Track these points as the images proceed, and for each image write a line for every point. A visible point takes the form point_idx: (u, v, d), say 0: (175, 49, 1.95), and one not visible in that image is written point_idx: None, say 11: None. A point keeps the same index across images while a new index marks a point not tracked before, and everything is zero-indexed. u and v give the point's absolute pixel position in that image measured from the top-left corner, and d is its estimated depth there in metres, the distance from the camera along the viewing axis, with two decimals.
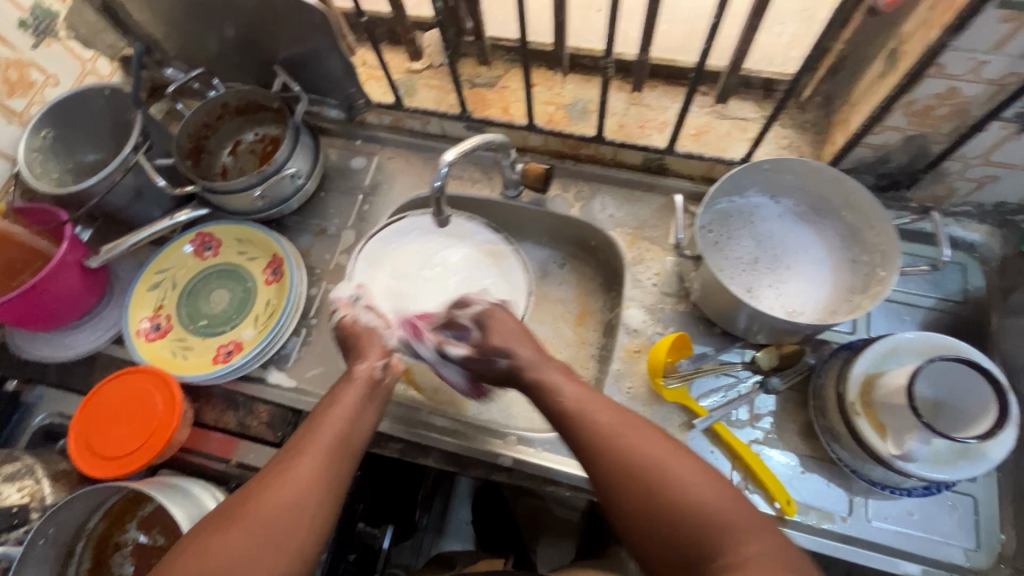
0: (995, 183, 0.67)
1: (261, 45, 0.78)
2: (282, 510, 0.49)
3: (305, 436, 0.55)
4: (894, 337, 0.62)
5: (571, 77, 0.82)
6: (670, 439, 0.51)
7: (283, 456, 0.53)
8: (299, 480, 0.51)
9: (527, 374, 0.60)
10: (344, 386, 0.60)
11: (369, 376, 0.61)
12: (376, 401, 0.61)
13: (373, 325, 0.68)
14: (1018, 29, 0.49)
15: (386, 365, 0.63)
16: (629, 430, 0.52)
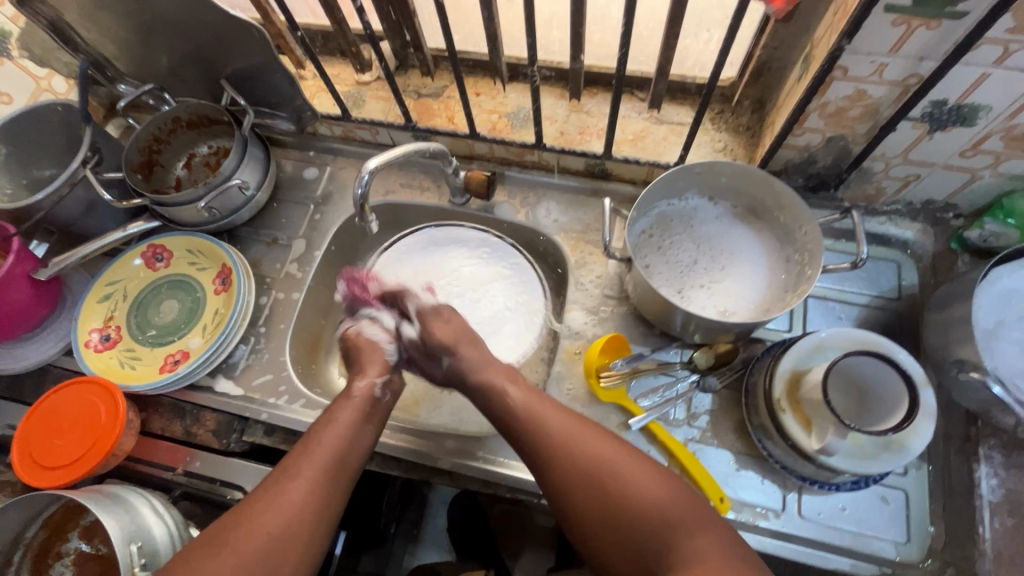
0: (918, 181, 0.69)
1: (209, 61, 0.80)
2: (284, 511, 0.51)
3: (304, 444, 0.57)
4: (817, 334, 0.64)
5: (513, 85, 0.84)
6: (610, 447, 0.54)
7: (284, 464, 0.55)
8: (307, 497, 0.53)
9: (468, 376, 0.64)
10: (342, 402, 0.61)
11: (369, 393, 0.63)
12: (374, 419, 0.62)
13: (377, 341, 0.69)
14: (909, 32, 0.50)
15: (385, 382, 0.65)
16: (566, 445, 0.55)
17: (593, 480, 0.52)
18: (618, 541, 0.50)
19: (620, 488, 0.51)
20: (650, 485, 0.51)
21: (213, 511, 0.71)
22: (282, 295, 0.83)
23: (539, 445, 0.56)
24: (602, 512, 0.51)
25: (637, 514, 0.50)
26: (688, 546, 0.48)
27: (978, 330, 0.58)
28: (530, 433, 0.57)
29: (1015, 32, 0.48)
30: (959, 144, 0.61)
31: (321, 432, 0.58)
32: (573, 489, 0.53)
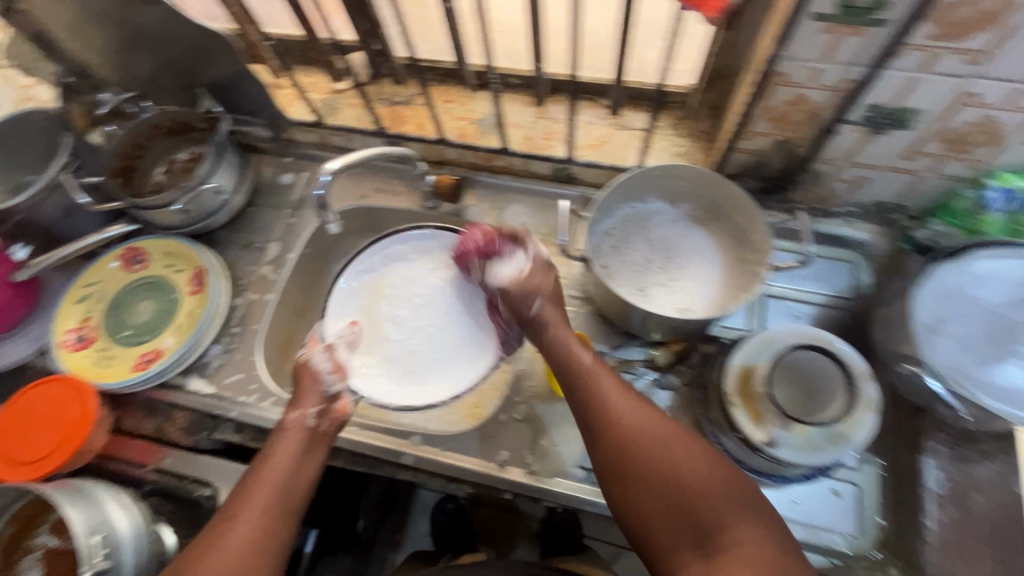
0: (868, 184, 0.71)
1: (186, 70, 0.83)
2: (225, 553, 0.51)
3: (251, 479, 0.57)
4: (767, 330, 0.65)
5: (482, 92, 0.86)
6: (658, 425, 0.55)
7: (231, 500, 0.56)
8: (244, 536, 0.53)
9: (539, 321, 0.65)
10: (281, 435, 0.61)
11: (302, 425, 0.61)
12: (319, 447, 0.62)
13: (319, 371, 0.67)
14: (838, 39, 0.53)
15: (321, 413, 0.63)
16: (617, 428, 0.56)
17: (644, 455, 0.54)
18: (666, 514, 0.52)
19: (665, 466, 0.53)
20: (695, 463, 0.53)
21: (180, 509, 0.71)
22: (255, 296, 0.85)
23: (596, 415, 0.57)
24: (650, 485, 0.53)
25: (683, 490, 0.52)
26: (731, 527, 0.50)
27: (916, 326, 0.60)
28: (588, 401, 0.58)
29: (935, 39, 0.51)
30: (899, 146, 0.64)
31: (272, 460, 0.58)
32: (625, 462, 0.54)
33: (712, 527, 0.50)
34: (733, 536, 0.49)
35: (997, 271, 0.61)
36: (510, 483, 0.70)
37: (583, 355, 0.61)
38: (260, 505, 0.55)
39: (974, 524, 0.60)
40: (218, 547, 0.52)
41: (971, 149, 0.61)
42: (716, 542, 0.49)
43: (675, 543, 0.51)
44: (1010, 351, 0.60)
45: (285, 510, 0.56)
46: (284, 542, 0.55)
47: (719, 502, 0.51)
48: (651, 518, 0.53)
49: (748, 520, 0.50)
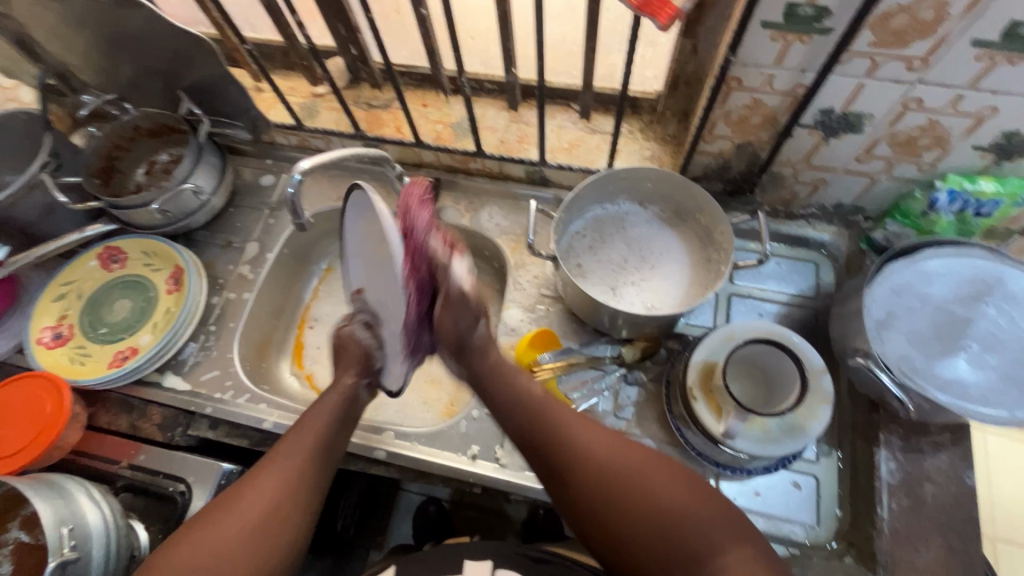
0: (826, 186, 0.74)
1: (167, 74, 0.85)
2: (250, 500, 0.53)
3: (281, 442, 0.59)
4: (729, 325, 0.68)
5: (457, 97, 0.89)
6: (626, 451, 0.52)
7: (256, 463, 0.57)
8: (264, 496, 0.53)
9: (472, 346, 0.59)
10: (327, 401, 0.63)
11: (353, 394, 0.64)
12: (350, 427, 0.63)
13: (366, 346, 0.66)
14: (787, 46, 0.56)
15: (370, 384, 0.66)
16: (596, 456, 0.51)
17: (616, 486, 0.49)
18: (651, 549, 0.47)
19: (642, 496, 0.48)
20: (672, 486, 0.49)
21: (153, 503, 0.72)
22: (233, 295, 0.86)
23: (558, 451, 0.53)
24: (627, 519, 0.48)
25: (663, 519, 0.47)
26: (717, 549, 0.45)
27: (869, 320, 0.63)
28: (546, 436, 0.54)
29: (877, 46, 0.54)
30: (853, 149, 0.66)
31: (304, 424, 0.60)
32: (599, 498, 0.49)
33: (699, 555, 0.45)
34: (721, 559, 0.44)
35: (948, 269, 0.64)
36: (479, 477, 0.71)
37: (535, 386, 0.59)
38: (289, 463, 0.56)
39: (925, 513, 0.62)
40: (241, 497, 0.53)
41: (920, 152, 0.64)
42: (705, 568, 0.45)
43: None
44: (959, 346, 0.61)
45: (310, 473, 0.56)
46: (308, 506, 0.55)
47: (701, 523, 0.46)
48: (635, 555, 0.47)
49: (735, 538, 0.46)
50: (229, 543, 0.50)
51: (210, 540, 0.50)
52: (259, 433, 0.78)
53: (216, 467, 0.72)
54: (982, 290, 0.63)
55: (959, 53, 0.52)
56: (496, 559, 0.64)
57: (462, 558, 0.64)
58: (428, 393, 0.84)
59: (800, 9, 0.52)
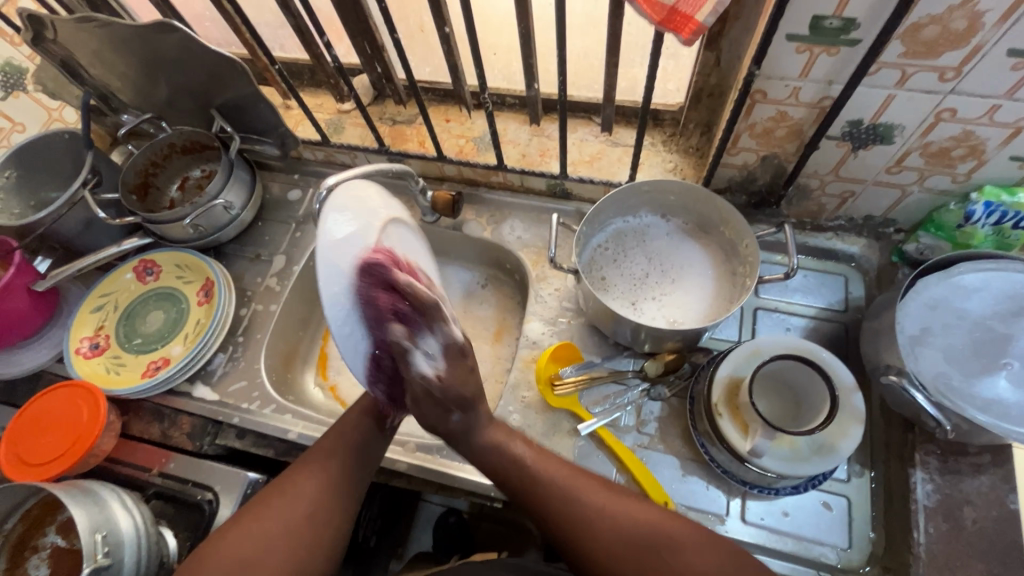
0: (855, 198, 0.72)
1: (201, 94, 0.88)
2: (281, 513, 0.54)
3: (308, 455, 0.60)
4: (754, 341, 0.67)
5: (479, 111, 0.90)
6: (638, 512, 0.52)
7: (284, 474, 0.58)
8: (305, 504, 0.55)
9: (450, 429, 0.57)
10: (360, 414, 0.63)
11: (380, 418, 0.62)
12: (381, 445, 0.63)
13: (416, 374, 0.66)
14: (813, 58, 0.55)
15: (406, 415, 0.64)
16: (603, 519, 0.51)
17: (629, 545, 0.50)
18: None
19: (655, 558, 0.48)
20: (688, 544, 0.49)
21: (182, 510, 0.73)
22: (260, 307, 0.88)
23: (568, 519, 0.52)
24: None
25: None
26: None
27: (901, 337, 0.61)
28: (550, 504, 0.53)
29: (907, 57, 0.52)
30: (884, 161, 0.65)
31: (329, 440, 0.60)
32: (612, 559, 0.50)
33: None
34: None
35: (984, 283, 0.62)
36: (500, 492, 0.71)
37: (520, 450, 0.57)
38: (318, 478, 0.57)
39: (965, 538, 0.60)
40: (273, 508, 0.54)
41: (954, 163, 0.62)
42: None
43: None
44: (998, 364, 0.59)
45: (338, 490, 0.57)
46: (339, 520, 0.56)
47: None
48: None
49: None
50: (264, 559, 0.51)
51: (243, 553, 0.51)
52: (284, 443, 0.79)
53: (243, 476, 0.73)
54: (1020, 305, 0.60)
55: (994, 62, 0.50)
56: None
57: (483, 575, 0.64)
58: None
59: (826, 21, 0.52)
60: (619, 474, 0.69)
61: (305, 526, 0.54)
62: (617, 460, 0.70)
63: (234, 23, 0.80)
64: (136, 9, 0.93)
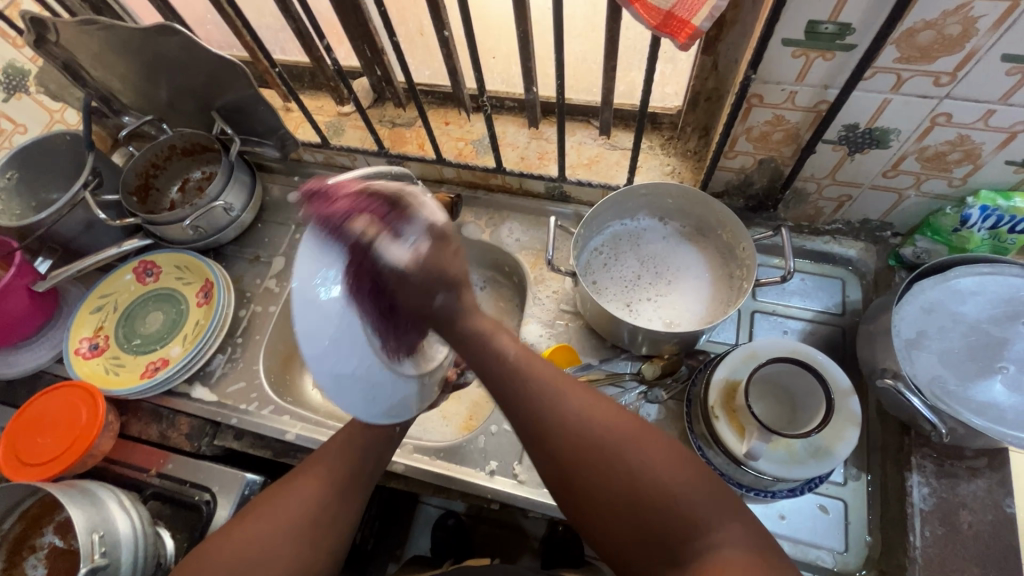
0: (852, 202, 0.72)
1: (201, 96, 0.88)
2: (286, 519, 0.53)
3: (313, 459, 0.58)
4: (750, 344, 0.67)
5: (478, 115, 0.90)
6: (611, 417, 0.46)
7: (287, 478, 0.57)
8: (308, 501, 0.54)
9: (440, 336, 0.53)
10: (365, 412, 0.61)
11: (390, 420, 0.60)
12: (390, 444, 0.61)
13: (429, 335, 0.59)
14: (810, 62, 0.56)
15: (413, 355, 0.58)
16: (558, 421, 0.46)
17: (594, 449, 0.44)
18: (626, 521, 0.43)
19: (620, 467, 0.44)
20: (660, 459, 0.44)
21: (180, 511, 0.73)
22: (259, 309, 0.88)
23: (536, 411, 0.47)
24: (602, 487, 0.44)
25: (644, 492, 0.43)
26: (703, 532, 0.41)
27: (897, 340, 0.61)
28: (521, 394, 0.48)
29: (902, 62, 0.53)
30: (880, 165, 0.65)
31: (336, 445, 0.58)
32: (575, 457, 0.45)
33: (680, 531, 0.42)
34: (704, 542, 0.41)
35: (980, 287, 0.62)
36: (496, 494, 0.71)
37: (507, 351, 0.50)
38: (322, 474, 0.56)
39: (961, 542, 0.60)
40: (275, 515, 0.53)
41: (950, 167, 0.62)
42: (685, 551, 0.41)
43: (639, 554, 0.43)
44: (994, 368, 0.59)
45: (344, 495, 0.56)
46: (344, 525, 0.55)
47: (689, 507, 0.42)
48: (605, 522, 0.44)
49: (732, 529, 0.41)
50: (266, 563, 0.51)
51: (245, 556, 0.51)
52: (283, 443, 0.79)
53: (241, 476, 0.73)
54: (1016, 309, 0.61)
55: (988, 67, 0.51)
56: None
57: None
58: (446, 407, 0.85)
59: (821, 27, 0.52)
60: None
61: (311, 533, 0.53)
62: None
63: (235, 26, 0.81)
64: (138, 11, 0.94)
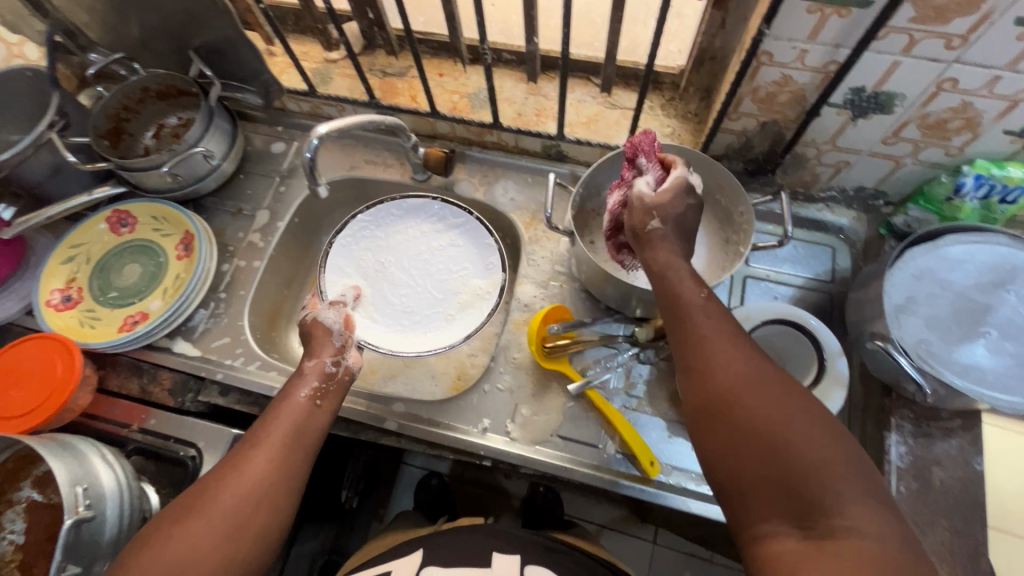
0: (849, 168, 0.73)
1: (178, 34, 0.82)
2: (195, 536, 0.48)
3: (254, 436, 0.55)
4: (745, 307, 0.68)
5: (475, 67, 0.87)
6: (761, 370, 0.44)
7: (228, 459, 0.53)
8: (255, 472, 0.52)
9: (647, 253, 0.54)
10: (297, 379, 0.61)
11: (321, 368, 0.62)
12: (330, 393, 0.61)
13: (330, 325, 0.68)
14: (823, 20, 0.55)
15: (338, 360, 0.65)
16: (714, 375, 0.45)
17: (729, 395, 0.44)
18: (762, 476, 0.40)
19: (762, 418, 0.42)
20: (802, 423, 0.41)
21: (164, 466, 0.72)
22: (243, 263, 0.85)
23: (687, 356, 0.48)
24: (739, 435, 0.42)
25: (783, 457, 0.40)
26: (841, 513, 0.38)
27: (887, 304, 0.62)
28: (681, 333, 0.49)
29: (917, 22, 0.52)
30: (880, 131, 0.65)
31: (266, 426, 0.56)
32: (719, 403, 0.44)
33: (820, 509, 0.38)
34: (840, 521, 0.38)
35: (968, 255, 0.64)
36: (489, 451, 0.71)
37: (698, 292, 0.50)
38: (271, 443, 0.54)
39: (933, 497, 0.63)
40: (179, 535, 0.48)
41: (949, 135, 0.62)
42: (819, 522, 0.38)
43: (770, 524, 0.40)
44: (977, 332, 0.61)
45: (273, 494, 0.51)
46: (289, 499, 0.53)
47: (830, 479, 0.39)
48: (737, 480, 0.42)
49: (863, 512, 0.38)
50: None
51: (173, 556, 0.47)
52: (268, 400, 0.78)
53: (228, 431, 0.72)
54: (1002, 277, 0.63)
55: (1001, 31, 0.50)
56: (523, 557, 0.61)
57: (477, 546, 0.63)
58: (436, 366, 0.84)
59: None
60: (606, 433, 0.70)
61: (249, 515, 0.50)
62: (607, 421, 0.70)
63: None
64: None
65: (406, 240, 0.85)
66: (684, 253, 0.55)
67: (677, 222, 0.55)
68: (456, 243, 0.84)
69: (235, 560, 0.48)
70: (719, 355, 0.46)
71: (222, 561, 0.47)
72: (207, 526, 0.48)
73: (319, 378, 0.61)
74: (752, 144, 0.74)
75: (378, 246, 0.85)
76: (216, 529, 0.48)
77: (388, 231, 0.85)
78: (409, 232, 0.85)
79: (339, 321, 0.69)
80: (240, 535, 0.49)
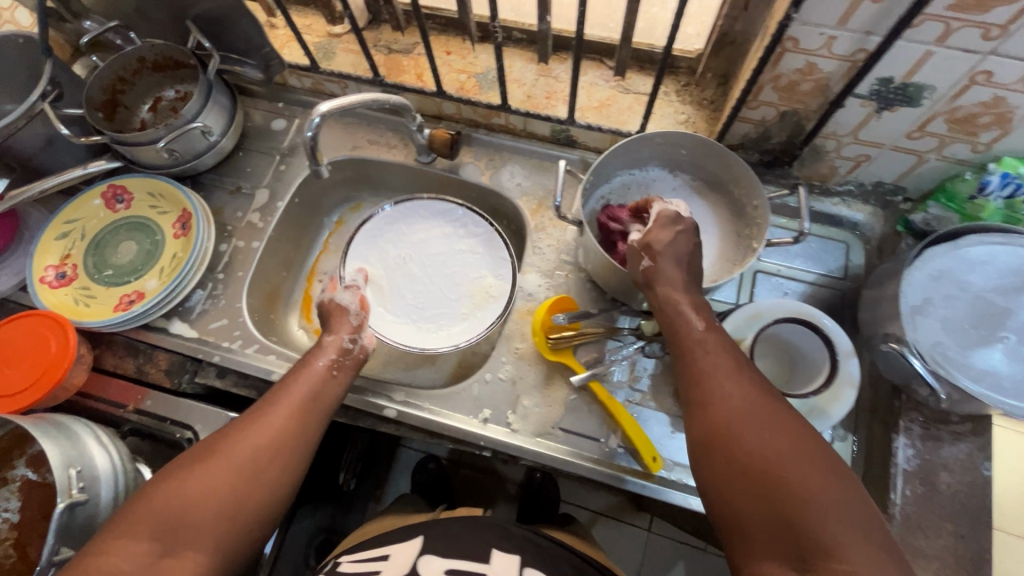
0: (869, 162, 0.70)
1: (175, 2, 0.78)
2: (199, 485, 0.47)
3: (268, 400, 0.55)
4: (756, 303, 0.66)
5: (484, 45, 0.84)
6: (761, 405, 0.45)
7: (244, 417, 0.53)
8: (265, 433, 0.51)
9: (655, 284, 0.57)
10: (317, 350, 0.61)
11: (340, 344, 0.62)
12: (344, 370, 0.60)
13: (346, 307, 0.66)
14: (854, 5, 0.52)
15: (356, 338, 0.64)
16: (721, 400, 0.46)
17: (732, 419, 0.45)
18: (756, 511, 0.40)
19: (757, 448, 0.42)
20: (800, 456, 0.41)
21: (160, 448, 0.71)
22: (241, 243, 0.83)
23: (696, 386, 0.49)
24: (739, 461, 0.42)
25: (780, 490, 0.39)
26: (836, 553, 0.36)
27: (903, 305, 0.61)
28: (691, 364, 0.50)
29: (956, 10, 0.49)
30: (906, 124, 0.62)
31: (281, 391, 0.55)
32: (724, 428, 0.45)
33: (813, 546, 0.37)
34: (836, 564, 0.36)
35: (990, 257, 0.62)
36: (489, 442, 0.70)
37: (695, 324, 0.53)
38: (282, 412, 0.53)
39: (938, 500, 0.62)
40: (183, 480, 0.47)
41: (977, 131, 0.60)
42: (813, 564, 0.37)
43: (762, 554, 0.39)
44: (996, 336, 0.59)
45: (274, 466, 0.50)
46: (291, 470, 0.52)
47: (826, 514, 0.38)
48: (734, 506, 0.42)
49: (859, 551, 0.36)
50: (177, 538, 0.44)
51: (174, 500, 0.46)
52: (265, 384, 0.77)
53: (225, 415, 0.71)
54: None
55: None
56: (521, 550, 0.61)
57: (475, 537, 0.62)
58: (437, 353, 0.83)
59: None
60: (608, 426, 0.69)
61: (250, 479, 0.49)
62: (610, 415, 0.69)
63: None
64: None
65: (428, 237, 0.83)
66: (686, 284, 0.57)
67: (669, 253, 0.57)
68: (475, 250, 0.82)
69: (234, 523, 0.47)
70: (726, 388, 0.47)
71: (221, 516, 0.46)
72: (208, 481, 0.47)
73: (337, 354, 0.61)
74: (770, 134, 0.72)
75: (402, 239, 0.83)
76: (214, 487, 0.47)
77: (414, 226, 0.83)
78: (433, 228, 0.84)
79: (354, 302, 0.68)
80: (239, 500, 0.47)
